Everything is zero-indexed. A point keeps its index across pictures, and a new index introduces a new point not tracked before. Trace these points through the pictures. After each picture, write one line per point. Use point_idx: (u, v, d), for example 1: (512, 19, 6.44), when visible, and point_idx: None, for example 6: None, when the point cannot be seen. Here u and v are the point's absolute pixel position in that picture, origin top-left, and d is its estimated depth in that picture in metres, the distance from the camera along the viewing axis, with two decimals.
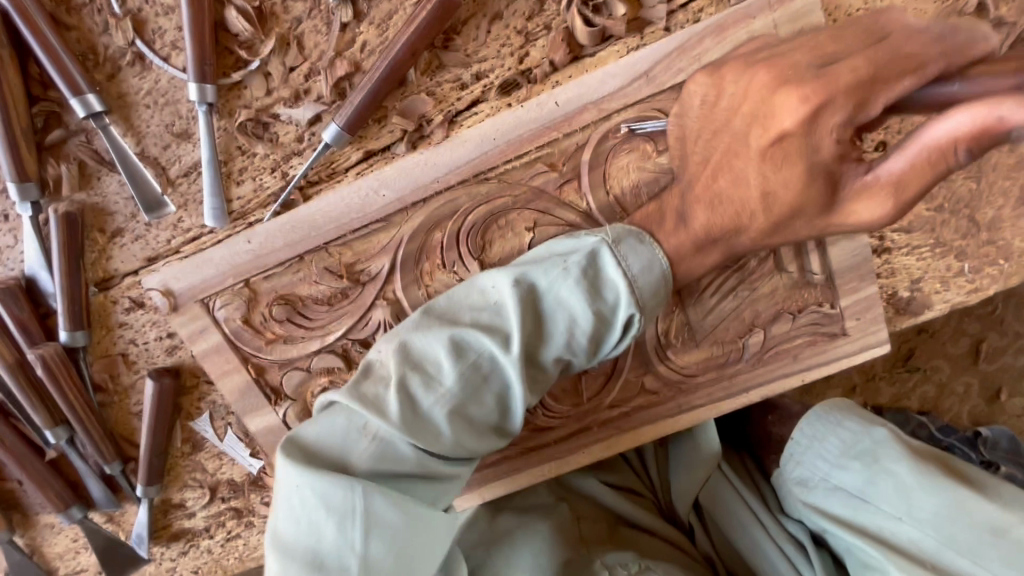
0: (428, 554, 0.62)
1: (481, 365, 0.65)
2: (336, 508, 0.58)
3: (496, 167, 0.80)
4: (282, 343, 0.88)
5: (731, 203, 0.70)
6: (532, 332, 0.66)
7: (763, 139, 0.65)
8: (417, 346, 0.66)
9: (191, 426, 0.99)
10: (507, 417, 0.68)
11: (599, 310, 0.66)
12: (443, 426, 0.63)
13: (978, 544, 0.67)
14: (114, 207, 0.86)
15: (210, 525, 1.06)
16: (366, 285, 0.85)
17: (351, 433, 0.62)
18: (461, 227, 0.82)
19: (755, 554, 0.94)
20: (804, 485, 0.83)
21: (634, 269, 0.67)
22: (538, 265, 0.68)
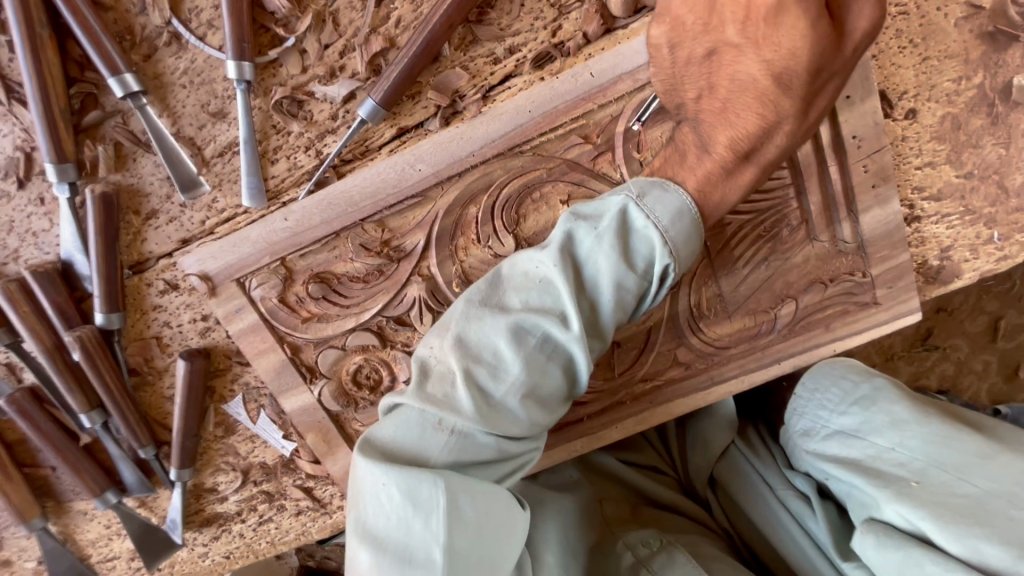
0: (506, 556, 0.63)
1: (541, 345, 0.67)
2: (423, 502, 0.60)
3: (532, 139, 0.80)
4: (317, 322, 0.89)
5: (749, 117, 0.69)
6: (585, 304, 0.69)
7: (744, 27, 0.65)
8: (472, 338, 0.67)
9: (224, 410, 1.00)
10: (573, 386, 0.72)
11: (634, 268, 0.68)
12: (518, 412, 0.66)
13: (967, 464, 0.67)
14: (149, 188, 0.87)
15: (242, 510, 1.07)
16: (401, 262, 0.86)
17: (429, 431, 0.64)
18: (495, 201, 0.83)
19: (769, 524, 0.94)
20: (807, 435, 0.85)
21: (662, 220, 0.68)
22: (573, 238, 0.69)
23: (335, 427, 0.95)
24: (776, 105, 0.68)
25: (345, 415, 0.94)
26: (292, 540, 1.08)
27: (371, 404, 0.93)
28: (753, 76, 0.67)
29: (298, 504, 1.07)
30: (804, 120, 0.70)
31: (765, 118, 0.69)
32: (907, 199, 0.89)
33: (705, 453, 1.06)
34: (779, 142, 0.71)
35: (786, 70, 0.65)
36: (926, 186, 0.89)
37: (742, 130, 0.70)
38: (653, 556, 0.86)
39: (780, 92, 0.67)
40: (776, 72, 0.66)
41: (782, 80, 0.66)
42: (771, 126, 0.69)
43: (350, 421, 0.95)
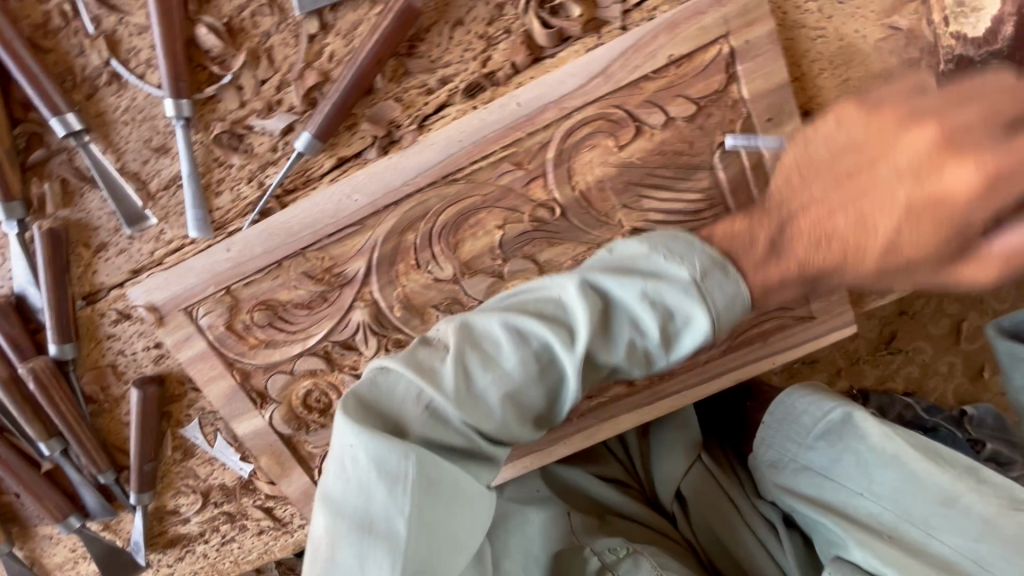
0: (470, 533, 0.64)
1: (540, 357, 0.64)
2: (389, 471, 0.59)
3: (464, 168, 0.83)
4: (264, 348, 0.91)
5: (911, 239, 0.59)
6: (598, 337, 0.64)
7: (914, 192, 0.58)
8: (480, 327, 0.65)
9: (182, 434, 1.02)
10: (552, 411, 0.68)
11: (666, 328, 0.62)
12: (493, 410, 0.63)
13: (931, 514, 0.74)
14: (97, 222, 0.89)
15: (205, 531, 1.09)
16: (343, 288, 0.88)
17: (410, 400, 0.62)
18: (432, 228, 0.85)
19: (735, 542, 0.98)
20: (776, 467, 0.90)
21: (716, 306, 0.61)
22: (609, 275, 0.64)
23: (288, 449, 0.97)
24: (915, 231, 0.58)
25: (298, 437, 0.97)
26: (255, 560, 1.10)
27: (322, 426, 0.95)
28: (897, 214, 0.59)
29: (260, 524, 1.08)
30: (970, 257, 0.59)
31: (948, 241, 0.58)
32: None
33: (672, 466, 1.07)
34: (841, 282, 0.65)
35: (979, 186, 0.54)
36: None
37: (907, 249, 0.59)
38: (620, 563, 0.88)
39: (879, 257, 0.61)
40: (911, 211, 0.58)
41: (1010, 225, 0.57)
42: (896, 247, 0.59)
43: (303, 443, 0.97)
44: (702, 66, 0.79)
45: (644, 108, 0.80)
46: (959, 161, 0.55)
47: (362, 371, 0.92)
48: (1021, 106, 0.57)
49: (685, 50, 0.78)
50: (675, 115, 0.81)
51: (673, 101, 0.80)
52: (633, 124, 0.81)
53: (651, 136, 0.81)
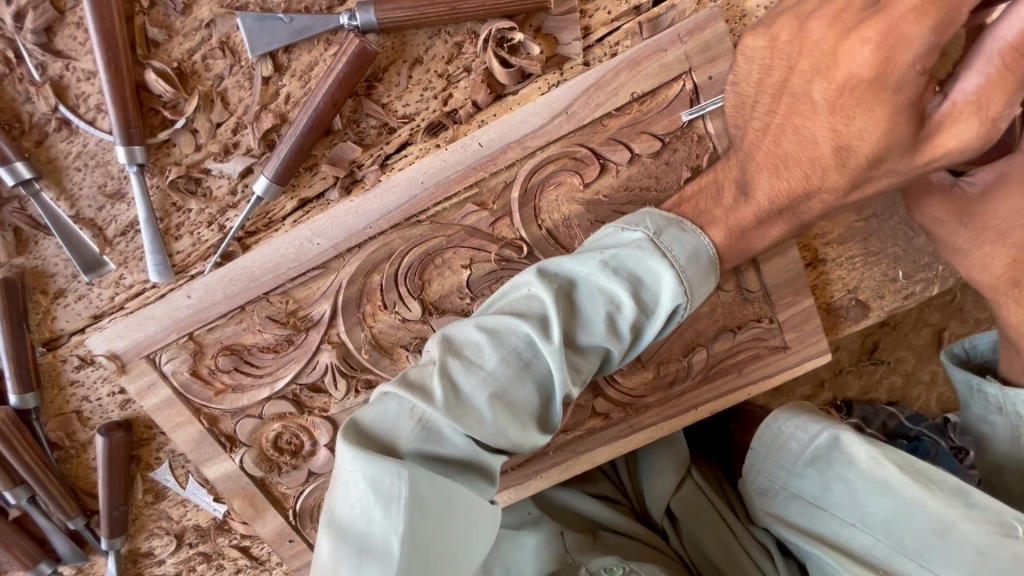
0: (467, 549, 0.63)
1: (522, 352, 0.65)
2: (384, 492, 0.59)
3: (428, 209, 0.81)
4: (232, 393, 0.89)
5: (857, 136, 0.64)
6: (571, 319, 0.68)
7: (829, 91, 0.65)
8: (459, 336, 0.67)
9: (152, 476, 1.00)
10: (547, 410, 0.68)
11: (637, 295, 0.68)
12: (484, 410, 0.63)
13: (923, 546, 0.73)
14: (54, 269, 0.87)
15: (181, 571, 1.07)
16: (310, 331, 0.86)
17: (402, 415, 0.63)
18: (398, 269, 0.84)
19: (729, 564, 0.95)
20: (767, 494, 0.88)
21: (678, 259, 0.69)
22: (575, 259, 0.70)
23: (261, 492, 0.95)
24: (854, 126, 0.64)
25: (270, 479, 0.95)
26: None
27: (294, 467, 0.94)
28: (826, 118, 0.66)
29: (237, 562, 1.07)
30: (944, 125, 0.62)
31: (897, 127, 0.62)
32: (808, 243, 0.90)
33: (663, 482, 1.03)
34: (816, 206, 0.73)
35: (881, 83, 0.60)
36: (828, 231, 0.90)
37: (861, 148, 0.65)
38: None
39: (836, 164, 0.68)
40: (836, 107, 0.65)
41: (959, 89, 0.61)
42: (847, 147, 0.66)
43: (276, 484, 0.95)
44: (665, 103, 0.78)
45: (608, 145, 0.79)
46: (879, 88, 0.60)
47: (333, 412, 0.90)
48: (909, 17, 0.58)
49: (647, 87, 0.78)
50: (640, 152, 0.79)
51: (637, 138, 0.79)
52: (597, 162, 0.80)
53: (617, 173, 0.80)
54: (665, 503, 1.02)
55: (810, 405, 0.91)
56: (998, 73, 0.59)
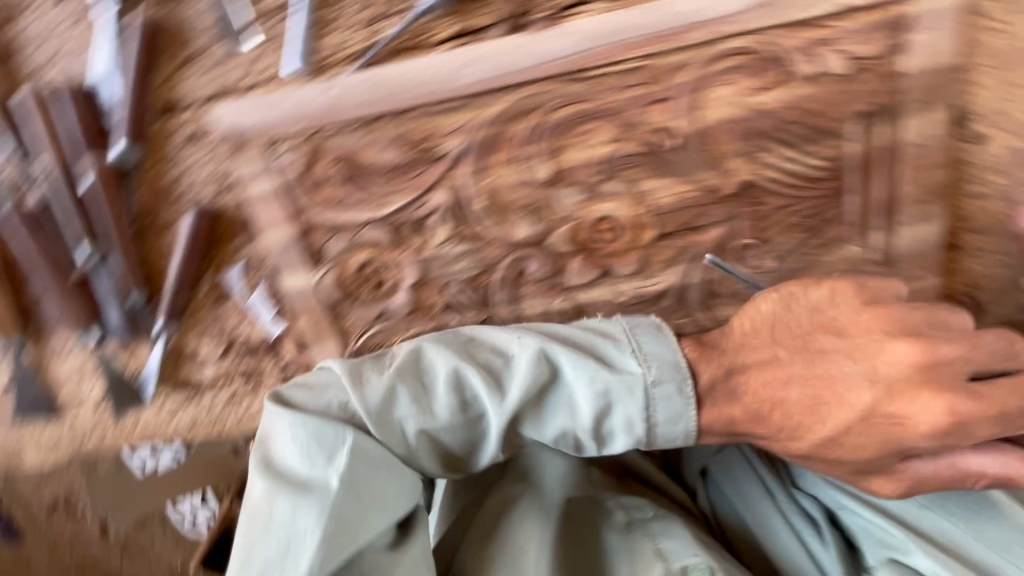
0: (393, 501, 0.69)
1: (472, 403, 0.73)
2: (327, 442, 0.67)
3: (595, 69, 0.78)
4: (335, 206, 0.88)
5: (854, 446, 0.70)
6: (527, 405, 0.74)
7: (871, 404, 0.69)
8: (428, 358, 0.75)
9: (223, 277, 0.98)
10: (470, 456, 0.76)
11: (597, 398, 0.71)
12: (411, 435, 0.72)
13: (1000, 538, 0.76)
14: (195, 29, 0.85)
15: (218, 382, 1.08)
16: (434, 163, 0.84)
17: (335, 400, 0.72)
18: (544, 122, 0.81)
19: (762, 527, 0.88)
20: (824, 465, 0.85)
21: (645, 358, 0.73)
22: (565, 346, 0.74)
23: (328, 317, 0.95)
24: (860, 442, 0.70)
25: (341, 308, 0.94)
26: (260, 423, 1.10)
27: (370, 302, 0.93)
28: (855, 415, 0.69)
29: (274, 388, 1.07)
30: (886, 474, 0.72)
31: (880, 451, 0.70)
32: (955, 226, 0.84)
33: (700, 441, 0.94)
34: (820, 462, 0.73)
35: (905, 453, 0.70)
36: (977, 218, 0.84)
37: (845, 448, 0.71)
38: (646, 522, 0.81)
39: (817, 443, 0.71)
40: (868, 424, 0.69)
41: (972, 394, 0.68)
42: (831, 448, 0.71)
43: (345, 315, 0.94)
44: (868, 26, 0.75)
45: (796, 54, 0.76)
46: (916, 335, 0.71)
47: (427, 256, 0.89)
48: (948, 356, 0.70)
49: (859, 2, 0.74)
50: (827, 70, 0.76)
51: (830, 57, 0.76)
52: (781, 68, 0.77)
53: (793, 87, 0.77)
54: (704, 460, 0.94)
55: None
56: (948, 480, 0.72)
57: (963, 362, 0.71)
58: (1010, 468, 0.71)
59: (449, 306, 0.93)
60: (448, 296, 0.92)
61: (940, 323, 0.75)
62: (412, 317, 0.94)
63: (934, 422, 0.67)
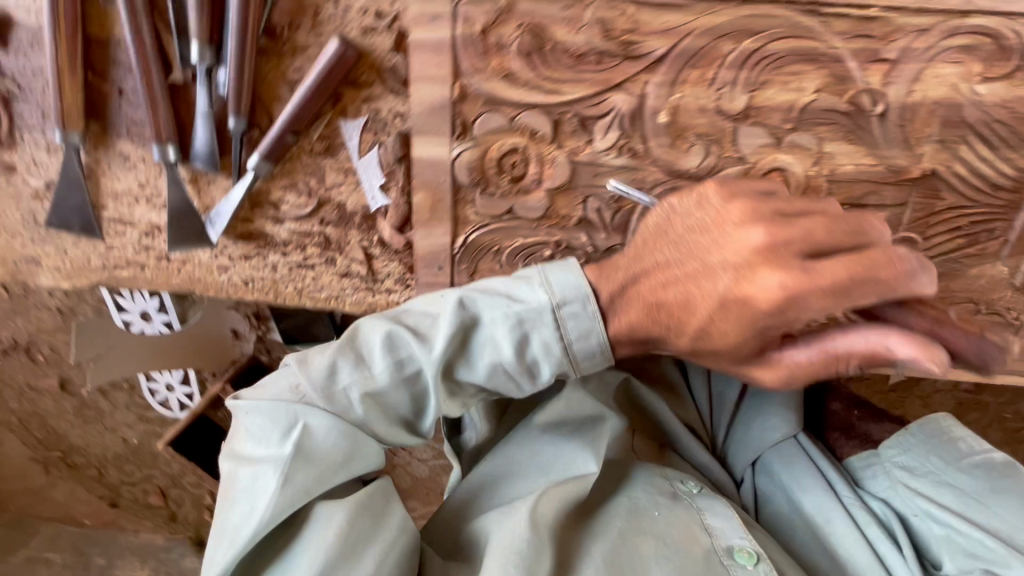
0: (353, 459, 0.81)
1: (407, 365, 0.81)
2: (282, 420, 0.79)
3: (835, 5, 0.72)
4: (501, 79, 0.79)
5: (720, 331, 0.74)
6: (454, 353, 0.82)
7: (728, 289, 0.72)
8: (363, 337, 0.83)
9: (339, 126, 0.89)
10: (419, 413, 0.87)
11: (517, 351, 0.80)
12: (356, 403, 0.81)
13: None
14: None
15: (290, 243, 0.99)
16: (626, 61, 0.76)
17: (291, 387, 0.81)
18: (756, 50, 0.75)
19: (820, 517, 0.95)
20: (912, 472, 0.91)
21: (568, 335, 0.78)
22: (476, 298, 0.80)
23: (449, 199, 0.87)
24: (725, 325, 0.73)
25: (465, 193, 0.87)
26: (321, 299, 1.03)
27: (502, 195, 0.86)
28: (714, 302, 0.72)
29: (350, 265, 1.00)
30: (764, 362, 0.75)
31: (755, 337, 0.71)
32: None
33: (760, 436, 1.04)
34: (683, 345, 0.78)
35: (818, 369, 0.72)
36: None
37: (714, 338, 0.74)
38: (688, 500, 0.92)
39: (690, 334, 0.76)
40: (725, 303, 0.72)
41: (809, 271, 0.68)
42: (704, 337, 0.74)
43: (467, 203, 0.87)
44: None
45: None
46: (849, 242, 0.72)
47: (579, 160, 0.83)
48: (820, 235, 0.71)
49: None
50: None
51: None
52: (1016, 61, 0.73)
53: (1015, 85, 0.74)
54: (760, 449, 1.05)
55: (951, 419, 0.91)
56: (821, 362, 0.72)
57: (843, 280, 0.68)
58: (908, 353, 0.69)
59: (583, 221, 0.87)
60: (586, 210, 0.86)
61: (851, 232, 0.73)
62: (540, 222, 0.88)
63: (777, 294, 0.68)
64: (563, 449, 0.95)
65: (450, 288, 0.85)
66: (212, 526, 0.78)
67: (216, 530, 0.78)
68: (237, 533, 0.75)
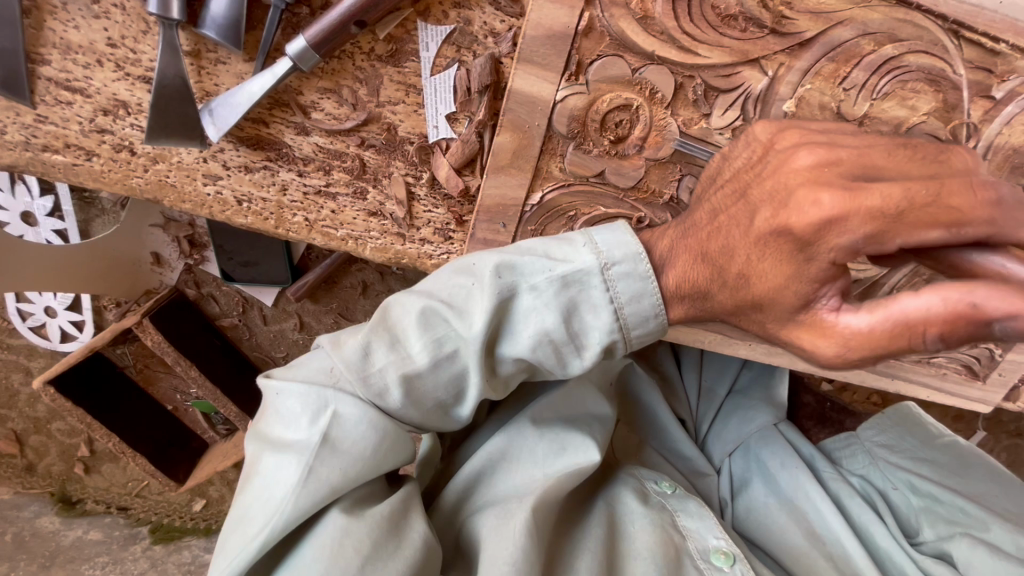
0: (386, 452, 0.63)
1: (444, 342, 0.61)
2: (310, 403, 0.61)
3: (974, 31, 0.72)
4: (636, 21, 0.69)
5: (761, 276, 0.55)
6: (498, 327, 0.62)
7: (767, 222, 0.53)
8: (394, 310, 0.63)
9: (413, 30, 0.72)
10: (458, 404, 0.65)
11: (570, 323, 0.61)
12: (390, 389, 0.61)
13: None
14: None
15: (312, 161, 0.79)
16: (770, 37, 0.70)
17: (321, 373, 0.62)
18: (891, 57, 0.73)
19: (802, 499, 0.89)
20: (890, 449, 0.91)
21: (620, 299, 0.60)
22: (523, 264, 0.61)
23: (537, 145, 0.75)
24: (763, 264, 0.54)
25: (556, 143, 0.76)
26: (341, 241, 0.83)
27: (601, 155, 0.76)
28: (753, 240, 0.55)
29: (382, 202, 0.81)
30: (812, 327, 0.54)
31: (799, 282, 0.52)
32: None
33: (739, 426, 0.99)
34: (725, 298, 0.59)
35: (890, 339, 0.50)
36: None
37: (758, 284, 0.55)
38: (664, 499, 0.76)
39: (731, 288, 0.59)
40: (762, 241, 0.54)
41: (855, 189, 0.49)
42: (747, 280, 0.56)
43: (556, 157, 0.76)
44: None
45: None
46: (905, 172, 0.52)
47: (692, 133, 0.75)
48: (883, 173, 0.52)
49: None
50: None
51: None
52: None
53: None
54: (742, 438, 0.98)
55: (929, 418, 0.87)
56: (882, 331, 0.50)
57: (896, 205, 0.48)
58: (1002, 308, 0.45)
59: (673, 201, 0.78)
60: (679, 189, 0.77)
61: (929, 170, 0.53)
62: (628, 193, 0.78)
63: (815, 219, 0.49)
64: (559, 437, 0.72)
65: (490, 252, 0.66)
66: (223, 530, 0.61)
67: (229, 524, 0.61)
68: (244, 547, 0.57)
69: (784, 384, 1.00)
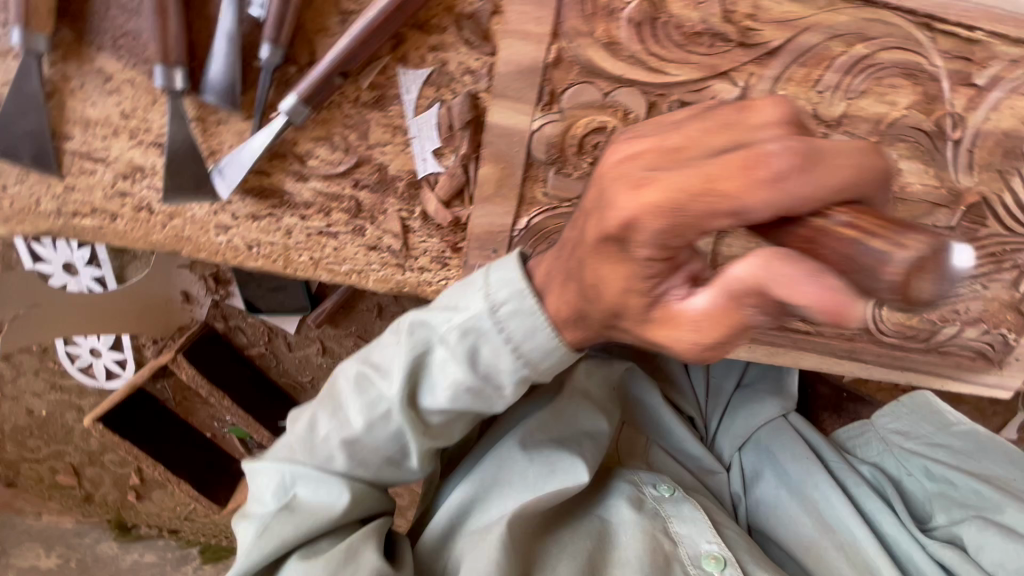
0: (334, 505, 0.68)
1: (376, 403, 0.64)
2: (266, 476, 0.68)
3: (947, 22, 0.71)
4: (602, 47, 0.71)
5: None
6: (420, 380, 0.64)
7: None
8: (338, 382, 0.68)
9: (394, 76, 0.76)
10: (406, 456, 0.68)
11: (476, 367, 0.61)
12: (337, 451, 0.66)
13: None
14: None
15: (313, 205, 0.84)
16: (737, 50, 0.72)
17: (278, 448, 0.70)
18: (865, 57, 0.73)
19: (812, 492, 0.89)
20: (906, 436, 0.91)
21: (517, 339, 0.59)
22: (428, 321, 0.63)
23: (519, 173, 0.79)
24: None
25: (538, 170, 0.79)
26: (344, 275, 0.88)
27: (581, 177, 0.79)
28: None
29: (381, 236, 0.86)
30: None
31: None
32: None
33: (749, 420, 0.99)
34: None
35: None
36: None
37: None
38: (661, 505, 0.77)
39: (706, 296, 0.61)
40: None
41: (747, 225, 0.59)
42: None
43: (539, 182, 0.79)
44: None
45: None
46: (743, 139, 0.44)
47: None
48: None
49: None
50: None
51: None
52: None
53: None
54: (752, 432, 0.98)
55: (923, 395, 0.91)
56: None
57: None
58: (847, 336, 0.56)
59: None
60: None
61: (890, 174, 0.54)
62: None
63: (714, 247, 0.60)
64: (551, 458, 0.75)
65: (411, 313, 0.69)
66: None
67: None
68: None
69: (792, 376, 1.00)
